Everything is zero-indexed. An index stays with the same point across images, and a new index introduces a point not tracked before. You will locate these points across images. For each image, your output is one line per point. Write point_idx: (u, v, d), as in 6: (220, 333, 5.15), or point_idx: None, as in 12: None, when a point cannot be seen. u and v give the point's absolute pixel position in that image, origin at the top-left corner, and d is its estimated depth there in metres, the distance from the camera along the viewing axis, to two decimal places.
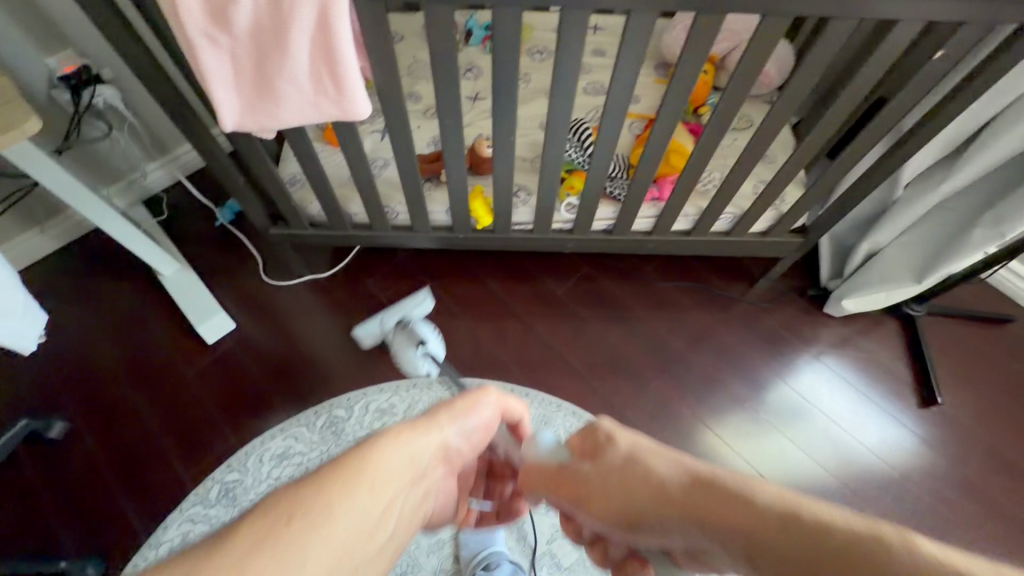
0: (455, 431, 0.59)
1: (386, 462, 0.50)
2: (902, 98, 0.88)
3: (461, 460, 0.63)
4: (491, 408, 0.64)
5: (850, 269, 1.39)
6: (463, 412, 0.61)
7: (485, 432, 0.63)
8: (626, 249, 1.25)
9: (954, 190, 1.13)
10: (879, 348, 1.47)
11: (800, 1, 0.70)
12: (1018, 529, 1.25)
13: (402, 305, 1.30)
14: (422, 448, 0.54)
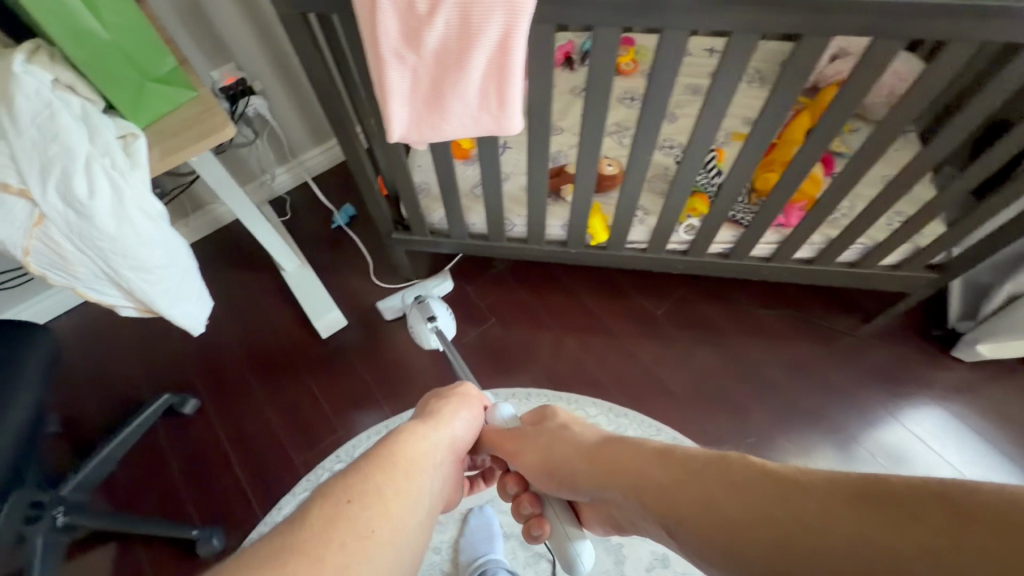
0: (457, 424, 0.70)
1: (408, 444, 0.61)
2: None
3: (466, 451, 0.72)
4: (477, 407, 0.75)
5: (985, 313, 1.30)
6: (455, 404, 0.72)
7: (475, 425, 0.74)
8: (738, 272, 1.22)
9: None
10: (1021, 402, 1.32)
11: (995, 28, 0.66)
12: None
13: (423, 285, 1.48)
14: (433, 435, 0.65)
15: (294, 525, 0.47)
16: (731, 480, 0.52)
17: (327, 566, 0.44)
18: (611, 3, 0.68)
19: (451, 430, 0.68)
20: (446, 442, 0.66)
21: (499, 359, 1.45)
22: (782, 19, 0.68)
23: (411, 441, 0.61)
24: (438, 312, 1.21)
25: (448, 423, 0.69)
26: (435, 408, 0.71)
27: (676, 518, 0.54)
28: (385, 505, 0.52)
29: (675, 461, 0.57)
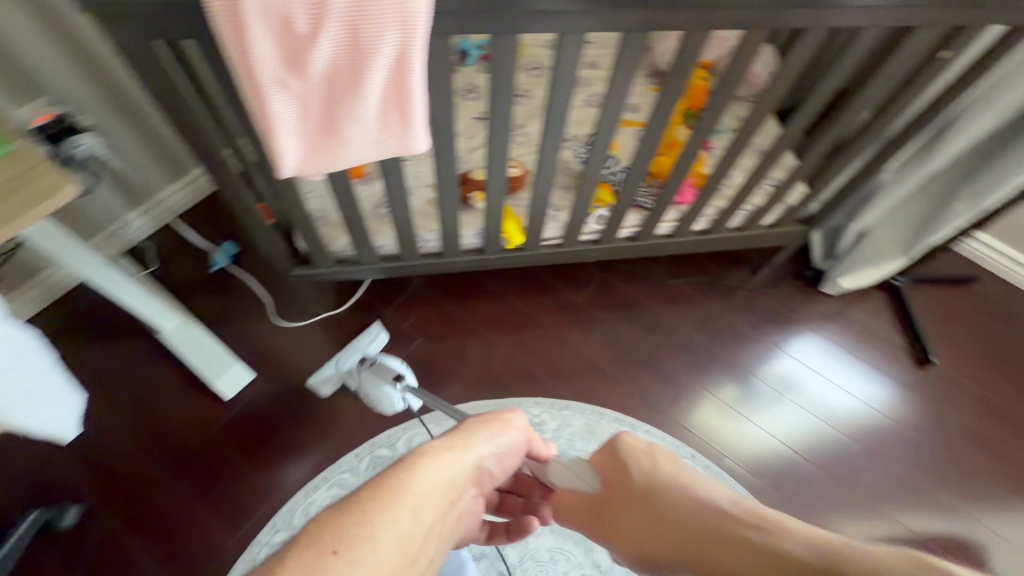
0: (484, 452, 0.66)
1: (427, 475, 0.57)
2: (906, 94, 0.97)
3: (492, 480, 0.70)
4: (517, 438, 0.72)
5: (841, 251, 1.51)
6: (491, 431, 0.69)
7: (511, 450, 0.71)
8: (648, 251, 1.29)
9: (939, 169, 1.23)
10: (878, 320, 1.57)
11: (834, 14, 0.76)
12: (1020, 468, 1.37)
13: (357, 343, 1.32)
14: (461, 464, 0.62)
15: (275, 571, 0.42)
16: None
17: None
18: (506, 10, 0.66)
19: (474, 459, 0.65)
20: (469, 473, 0.63)
21: (433, 379, 1.39)
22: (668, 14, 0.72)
23: (436, 468, 0.58)
24: (403, 370, 1.16)
25: (477, 450, 0.65)
26: (467, 430, 0.67)
27: None
28: (379, 552, 0.46)
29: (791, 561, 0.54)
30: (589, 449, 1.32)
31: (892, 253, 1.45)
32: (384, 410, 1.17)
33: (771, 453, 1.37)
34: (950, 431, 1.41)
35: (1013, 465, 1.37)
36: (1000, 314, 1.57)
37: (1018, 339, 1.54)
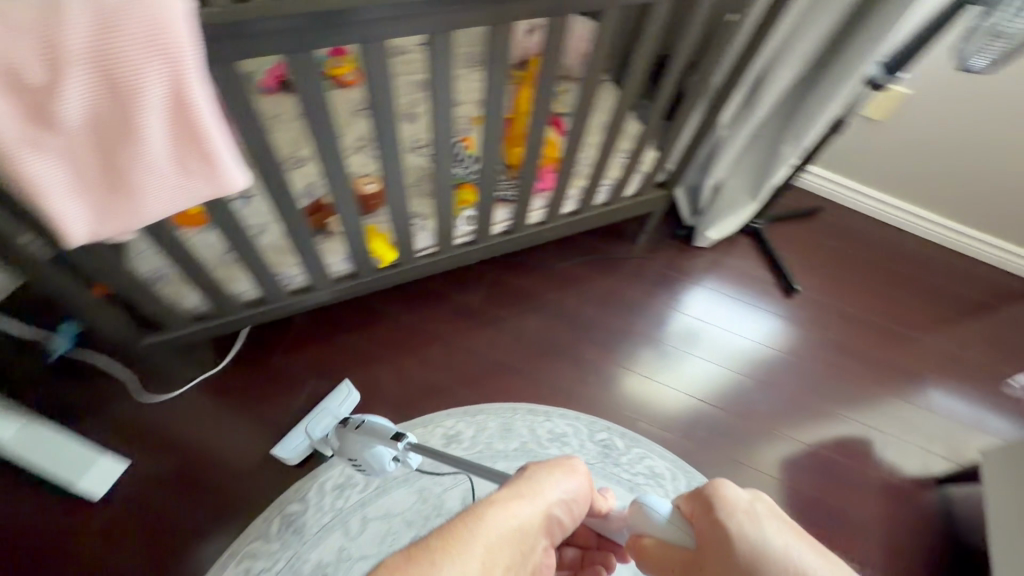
0: (552, 495, 0.71)
1: (496, 524, 0.62)
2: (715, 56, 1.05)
3: (565, 528, 0.73)
4: (585, 485, 0.77)
5: (704, 205, 1.62)
6: (556, 479, 0.74)
7: (579, 496, 0.75)
8: (525, 242, 1.30)
9: (764, 117, 1.36)
10: (747, 262, 1.71)
11: None
12: (880, 365, 1.56)
13: (325, 405, 1.27)
14: (528, 511, 0.67)
15: None
16: None
17: None
18: (288, 28, 0.62)
19: (542, 505, 0.70)
20: (539, 521, 0.68)
21: None
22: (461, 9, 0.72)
23: (505, 515, 0.64)
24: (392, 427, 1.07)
25: (543, 496, 0.71)
26: (535, 476, 0.74)
27: None
28: None
29: None
30: (508, 447, 1.33)
31: (742, 200, 1.57)
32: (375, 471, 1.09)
33: (680, 407, 1.44)
34: (823, 348, 1.58)
35: (877, 364, 1.56)
36: (846, 235, 1.78)
37: (863, 254, 1.75)
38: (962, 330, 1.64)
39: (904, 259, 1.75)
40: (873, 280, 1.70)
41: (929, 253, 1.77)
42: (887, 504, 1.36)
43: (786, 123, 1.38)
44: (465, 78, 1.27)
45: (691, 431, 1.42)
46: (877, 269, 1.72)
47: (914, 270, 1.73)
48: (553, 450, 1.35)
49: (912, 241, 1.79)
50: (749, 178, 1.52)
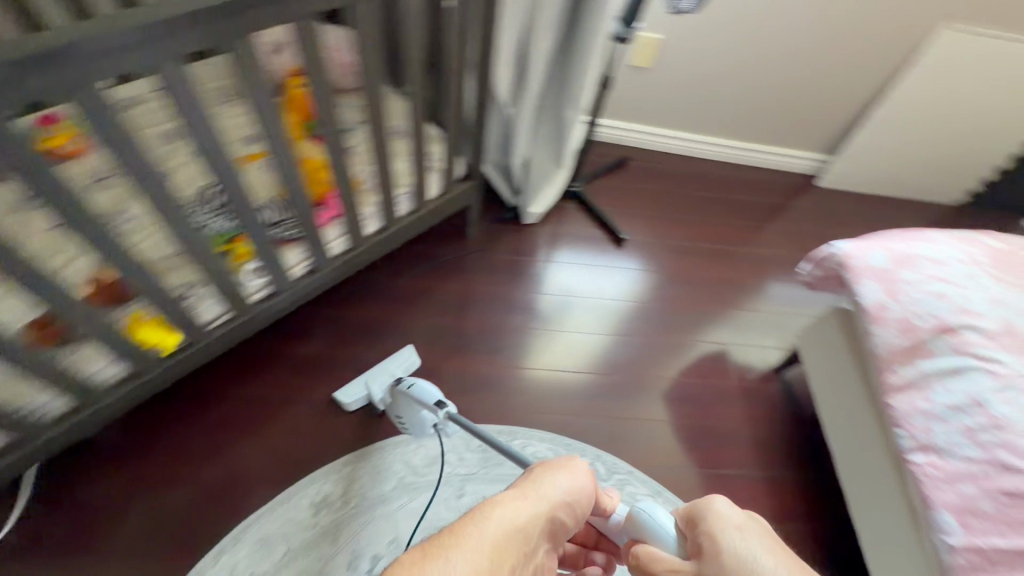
0: (558, 494, 0.73)
1: (503, 521, 0.64)
2: (452, 44, 1.03)
3: (572, 525, 0.75)
4: (588, 484, 0.78)
5: (520, 183, 1.63)
6: (561, 481, 0.75)
7: (583, 495, 0.77)
8: (336, 275, 1.22)
9: (539, 88, 1.39)
10: (578, 226, 1.77)
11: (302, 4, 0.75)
12: (710, 283, 1.72)
13: (388, 363, 1.36)
14: (534, 514, 0.68)
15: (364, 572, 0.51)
16: None
17: None
18: None
19: (547, 506, 0.71)
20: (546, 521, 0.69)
21: (175, 533, 1.14)
22: (103, 46, 0.61)
23: (511, 515, 0.65)
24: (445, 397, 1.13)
25: (548, 500, 0.72)
26: (543, 476, 0.76)
27: None
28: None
29: None
30: (386, 489, 1.23)
31: (549, 168, 1.59)
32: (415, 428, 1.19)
33: (553, 386, 1.45)
34: (662, 284, 1.69)
35: (709, 284, 1.71)
36: (656, 176, 1.92)
37: (674, 189, 1.90)
38: (766, 232, 1.85)
39: (708, 184, 1.93)
40: (688, 210, 1.86)
41: (726, 173, 1.97)
42: (747, 406, 1.49)
43: (561, 89, 1.43)
44: (145, 111, 0.88)
45: (567, 404, 1.44)
46: (689, 199, 1.88)
47: (718, 192, 1.92)
48: (433, 474, 1.26)
49: (710, 166, 1.98)
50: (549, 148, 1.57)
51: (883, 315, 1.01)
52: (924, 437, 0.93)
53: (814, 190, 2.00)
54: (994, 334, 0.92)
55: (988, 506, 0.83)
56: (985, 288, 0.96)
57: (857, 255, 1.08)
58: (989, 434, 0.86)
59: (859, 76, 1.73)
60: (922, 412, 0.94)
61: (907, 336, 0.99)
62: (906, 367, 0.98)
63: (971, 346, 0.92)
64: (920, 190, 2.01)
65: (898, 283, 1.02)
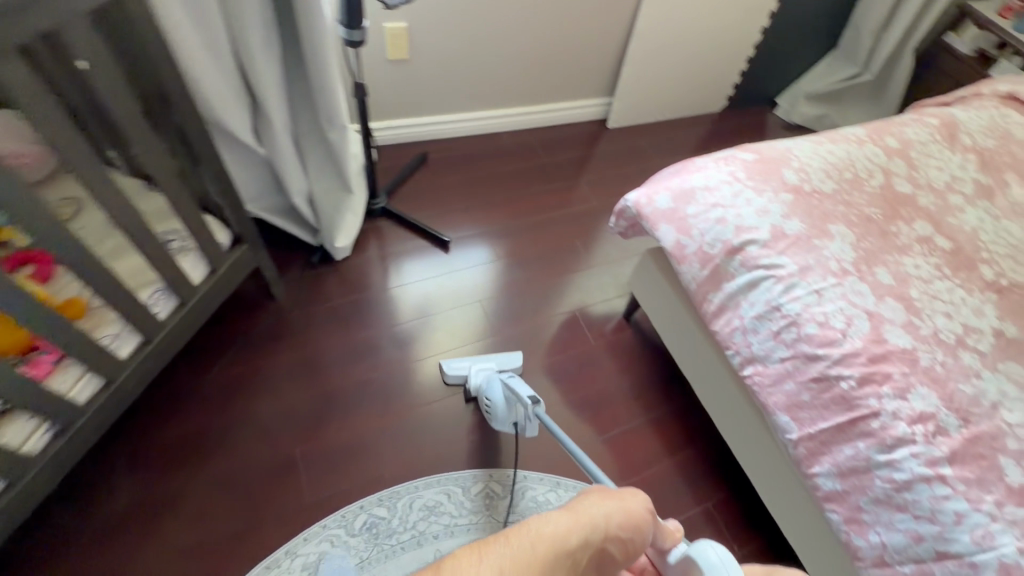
0: (609, 522, 0.56)
1: (538, 538, 0.49)
2: (117, 104, 0.80)
3: (624, 563, 0.57)
4: (644, 517, 0.62)
5: (314, 219, 1.43)
6: (618, 506, 0.59)
7: (639, 530, 0.60)
8: (101, 420, 0.96)
9: (285, 115, 1.19)
10: (398, 242, 1.63)
11: None
12: (544, 254, 1.72)
13: (495, 359, 1.40)
14: (580, 548, 0.52)
15: None
16: None
17: None
18: None
19: (598, 535, 0.54)
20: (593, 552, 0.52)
21: None
22: None
23: (549, 544, 0.49)
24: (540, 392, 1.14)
25: (598, 529, 0.55)
26: (586, 494, 0.61)
27: None
28: None
29: None
30: None
31: (341, 194, 1.41)
32: (501, 412, 1.21)
33: (427, 421, 1.33)
34: (502, 270, 1.65)
35: (544, 255, 1.71)
36: (461, 163, 1.86)
37: (482, 172, 1.86)
38: (578, 187, 1.91)
39: (512, 157, 1.93)
40: (501, 189, 1.83)
41: (525, 140, 1.98)
42: (614, 361, 1.53)
43: (312, 110, 1.25)
44: None
45: (448, 433, 1.32)
46: (498, 178, 1.86)
47: (524, 162, 1.92)
48: None
49: (508, 138, 1.97)
50: (332, 174, 1.38)
51: (684, 253, 1.06)
52: (747, 350, 1.00)
53: (607, 133, 2.09)
54: (768, 242, 1.00)
55: (808, 396, 0.91)
56: (750, 202, 1.04)
57: (646, 201, 1.12)
58: (790, 332, 0.94)
59: (604, 19, 1.81)
60: (739, 329, 1.01)
61: (706, 266, 1.04)
62: (715, 293, 1.04)
63: (756, 259, 1.00)
64: (690, 107, 2.22)
65: (686, 219, 1.07)
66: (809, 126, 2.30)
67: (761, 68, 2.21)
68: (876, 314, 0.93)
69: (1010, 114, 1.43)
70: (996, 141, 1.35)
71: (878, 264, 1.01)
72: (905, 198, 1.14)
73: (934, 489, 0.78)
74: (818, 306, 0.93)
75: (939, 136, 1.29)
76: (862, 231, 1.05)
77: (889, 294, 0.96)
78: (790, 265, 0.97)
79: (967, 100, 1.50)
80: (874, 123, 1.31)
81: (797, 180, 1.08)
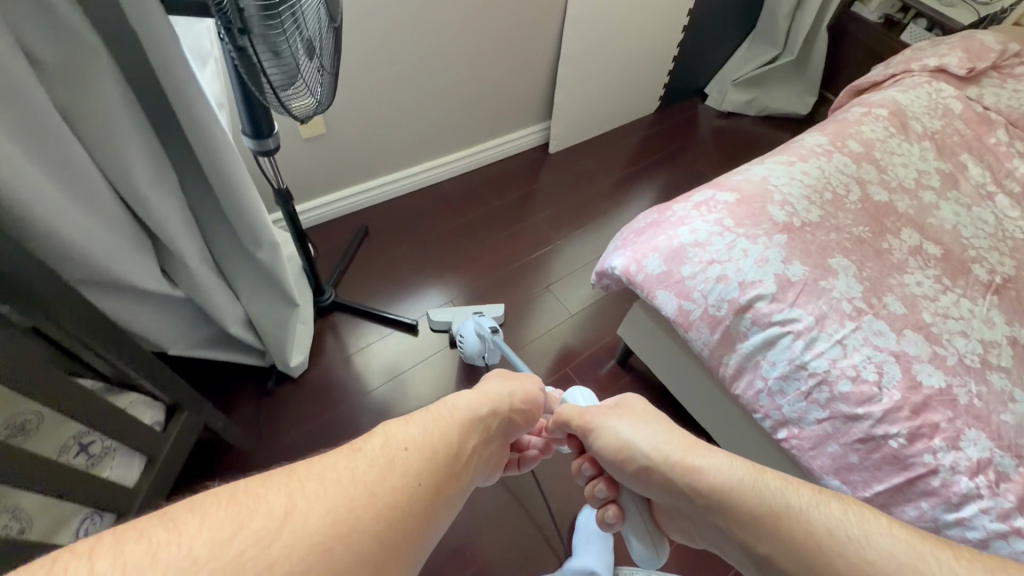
0: (510, 392, 0.90)
1: (458, 403, 0.78)
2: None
3: (523, 424, 0.92)
4: (530, 399, 0.95)
5: (259, 341, 1.23)
6: (520, 387, 0.93)
7: (529, 404, 0.94)
8: None
9: (199, 245, 1.00)
10: (359, 335, 1.46)
11: None
12: (518, 310, 1.60)
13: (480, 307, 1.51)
14: (488, 412, 0.81)
15: (289, 471, 0.52)
16: (765, 502, 0.64)
17: (306, 472, 0.52)
18: None
19: (506, 399, 0.87)
20: (498, 418, 0.82)
21: None
22: None
23: (463, 410, 0.76)
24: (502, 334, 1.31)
25: (503, 404, 0.86)
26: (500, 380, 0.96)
27: (762, 541, 0.63)
28: (389, 447, 0.59)
29: (769, 509, 0.63)
30: None
31: (285, 310, 1.21)
32: (470, 345, 1.36)
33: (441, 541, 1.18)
34: None
35: (518, 311, 1.60)
36: (407, 227, 1.70)
37: (431, 232, 1.71)
38: (534, 225, 1.80)
39: (459, 207, 1.79)
40: (455, 246, 1.70)
41: (469, 186, 1.85)
42: None
43: (229, 232, 1.05)
44: None
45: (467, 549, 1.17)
46: (450, 234, 1.72)
47: (472, 210, 1.79)
48: None
49: (450, 187, 1.83)
50: (270, 290, 1.17)
51: (689, 319, 0.98)
52: (777, 413, 0.93)
53: (551, 159, 1.99)
54: (776, 295, 0.93)
55: (855, 458, 0.85)
56: (747, 251, 0.96)
57: (635, 268, 1.02)
58: (822, 392, 0.88)
59: (529, 47, 1.68)
60: (764, 391, 0.94)
61: (716, 330, 0.96)
62: (731, 356, 0.97)
63: (769, 316, 0.92)
64: (625, 116, 2.15)
65: (683, 282, 0.98)
66: (742, 111, 2.30)
67: (686, 64, 2.18)
68: (902, 354, 0.88)
69: (944, 88, 1.44)
70: (942, 121, 1.35)
71: (886, 292, 0.96)
72: (886, 207, 1.10)
73: (1013, 544, 0.74)
74: (846, 358, 0.87)
75: (893, 127, 1.28)
76: (860, 257, 1.00)
77: (907, 325, 0.92)
78: (806, 318, 0.91)
79: (899, 78, 1.51)
80: (831, 126, 1.27)
81: (785, 215, 1.02)
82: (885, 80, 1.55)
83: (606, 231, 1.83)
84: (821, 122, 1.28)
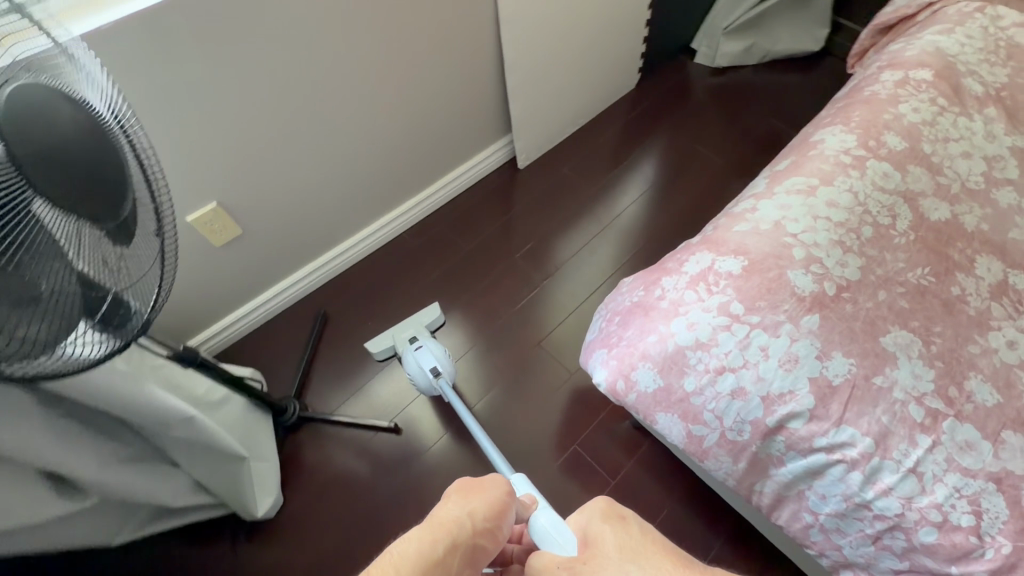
0: (472, 507, 0.59)
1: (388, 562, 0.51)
2: None
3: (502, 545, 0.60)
4: (506, 503, 0.62)
5: (213, 496, 1.09)
6: (485, 500, 0.61)
7: (505, 515, 0.61)
8: None
9: (97, 448, 0.84)
10: (336, 446, 1.30)
11: None
12: (509, 376, 1.39)
13: (416, 318, 1.39)
14: (438, 557, 0.52)
15: None
16: None
17: None
18: None
19: (467, 520, 0.57)
20: (456, 556, 0.54)
21: None
22: None
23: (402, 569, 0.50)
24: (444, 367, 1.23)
25: (462, 529, 0.56)
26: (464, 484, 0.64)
27: None
28: None
29: None
30: None
31: (232, 465, 1.05)
32: (417, 378, 1.27)
33: None
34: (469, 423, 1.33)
35: (510, 375, 1.39)
36: (371, 299, 1.50)
37: (398, 297, 1.50)
38: (515, 262, 1.56)
39: (426, 259, 1.56)
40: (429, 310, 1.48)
41: (434, 231, 1.61)
42: (639, 487, 1.24)
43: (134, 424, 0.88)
44: None
45: None
46: (421, 296, 1.50)
47: (441, 260, 1.56)
48: None
49: (413, 237, 1.60)
50: (207, 455, 1.01)
51: (704, 446, 0.78)
52: (837, 553, 0.72)
53: (522, 176, 1.72)
54: (816, 411, 0.69)
55: None
56: (766, 351, 0.72)
57: (624, 386, 0.81)
58: (896, 539, 0.65)
59: (462, 64, 1.40)
60: (815, 527, 0.73)
61: (740, 458, 0.75)
62: (764, 483, 0.75)
63: (810, 440, 0.69)
64: (601, 102, 1.83)
65: (688, 402, 0.76)
66: (740, 62, 1.94)
67: (662, 23, 1.82)
68: (1004, 476, 0.63)
69: (1002, 15, 1.09)
70: (1008, 68, 1.02)
71: (967, 372, 0.70)
72: (950, 229, 0.82)
73: None
74: (925, 496, 0.64)
75: (944, 96, 0.96)
76: (924, 321, 0.74)
77: (1005, 422, 0.67)
78: (862, 441, 0.67)
79: (939, 9, 1.16)
80: (858, 111, 0.96)
81: (813, 282, 0.75)
82: (918, 11, 1.18)
83: (599, 253, 1.57)
84: (842, 110, 0.98)
